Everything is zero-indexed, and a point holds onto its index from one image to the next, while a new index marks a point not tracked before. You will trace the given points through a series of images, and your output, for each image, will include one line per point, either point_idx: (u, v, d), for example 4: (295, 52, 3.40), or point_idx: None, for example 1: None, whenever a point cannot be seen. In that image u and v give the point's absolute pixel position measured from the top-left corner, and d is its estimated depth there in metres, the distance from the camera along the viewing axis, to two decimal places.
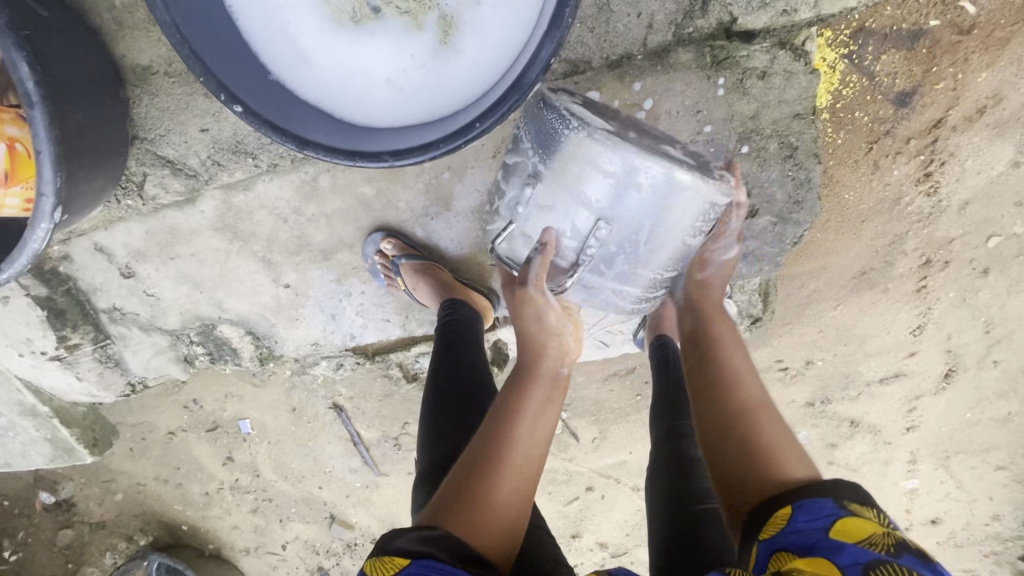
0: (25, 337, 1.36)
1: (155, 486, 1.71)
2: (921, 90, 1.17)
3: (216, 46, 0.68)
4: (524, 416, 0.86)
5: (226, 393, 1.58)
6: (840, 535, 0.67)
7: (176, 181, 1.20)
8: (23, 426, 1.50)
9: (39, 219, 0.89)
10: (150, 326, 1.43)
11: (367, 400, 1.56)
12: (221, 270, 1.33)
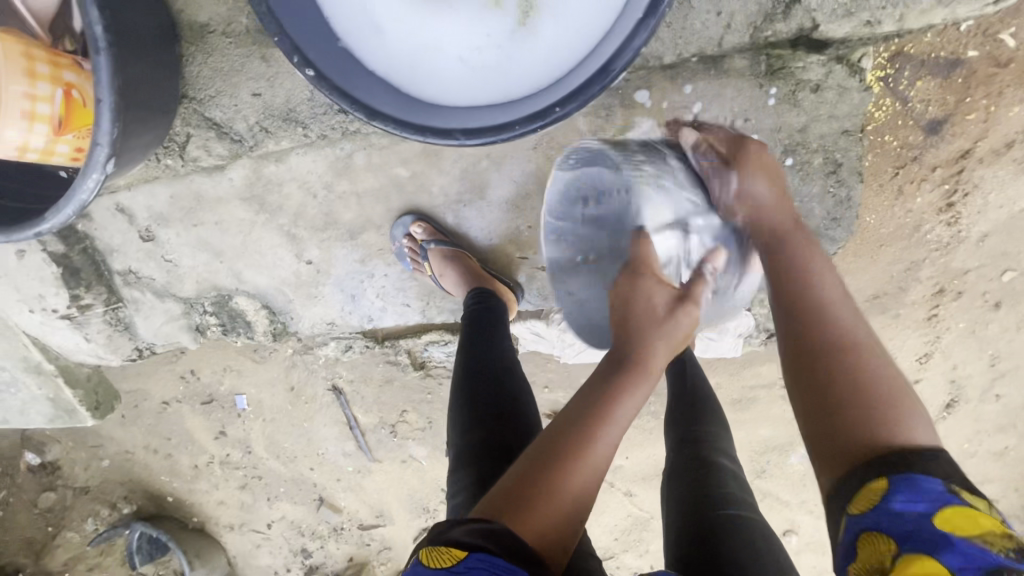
0: (37, 293, 1.33)
1: (143, 454, 1.73)
2: (952, 119, 1.16)
3: (291, 6, 0.66)
4: (616, 412, 0.81)
5: (225, 366, 1.59)
6: (944, 526, 0.61)
7: (221, 144, 1.17)
8: (26, 383, 1.47)
9: (92, 168, 0.87)
10: (164, 292, 1.41)
11: (367, 384, 1.59)
12: (244, 241, 1.31)
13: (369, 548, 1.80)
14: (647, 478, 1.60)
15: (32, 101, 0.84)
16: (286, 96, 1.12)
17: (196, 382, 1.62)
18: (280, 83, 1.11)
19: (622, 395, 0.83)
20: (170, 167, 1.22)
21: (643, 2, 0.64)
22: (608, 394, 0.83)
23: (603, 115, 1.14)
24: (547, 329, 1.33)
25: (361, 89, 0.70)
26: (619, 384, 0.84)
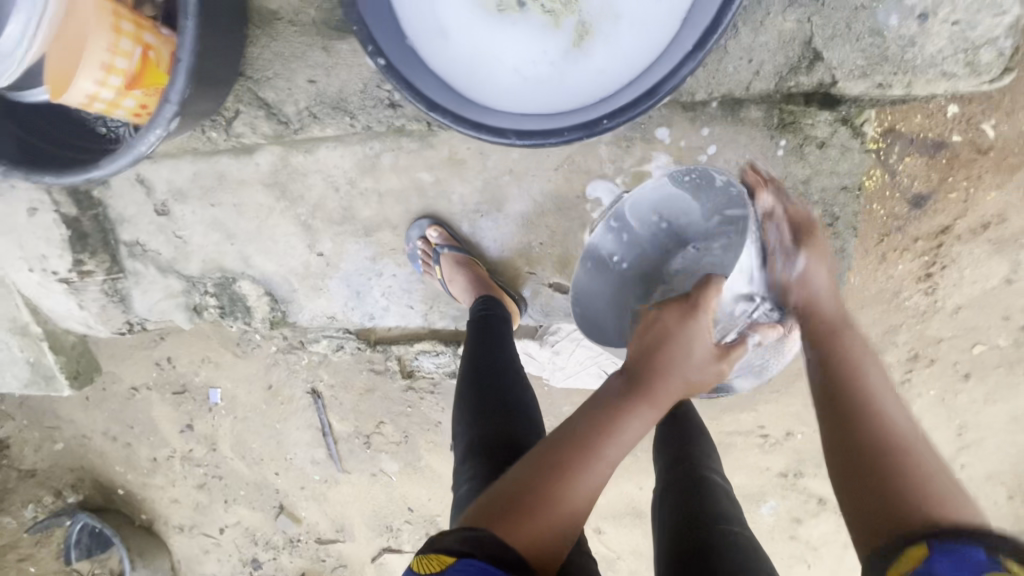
0: (41, 253, 1.32)
1: (101, 441, 1.72)
2: (935, 196, 1.25)
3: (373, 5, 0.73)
4: (616, 435, 0.84)
5: (204, 357, 1.60)
6: None
7: (267, 124, 1.20)
8: (8, 344, 1.44)
9: (156, 124, 0.89)
10: (169, 268, 1.41)
11: (347, 391, 1.59)
12: (259, 226, 1.32)
13: (324, 564, 1.77)
14: (619, 516, 1.60)
15: (109, 54, 0.87)
16: (341, 84, 1.16)
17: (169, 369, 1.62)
18: (337, 74, 1.15)
19: (623, 418, 0.85)
20: (210, 140, 1.24)
21: (693, 37, 0.71)
22: (610, 414, 0.85)
23: (622, 146, 1.19)
24: (539, 348, 1.37)
25: (422, 85, 0.77)
26: (624, 406, 0.86)
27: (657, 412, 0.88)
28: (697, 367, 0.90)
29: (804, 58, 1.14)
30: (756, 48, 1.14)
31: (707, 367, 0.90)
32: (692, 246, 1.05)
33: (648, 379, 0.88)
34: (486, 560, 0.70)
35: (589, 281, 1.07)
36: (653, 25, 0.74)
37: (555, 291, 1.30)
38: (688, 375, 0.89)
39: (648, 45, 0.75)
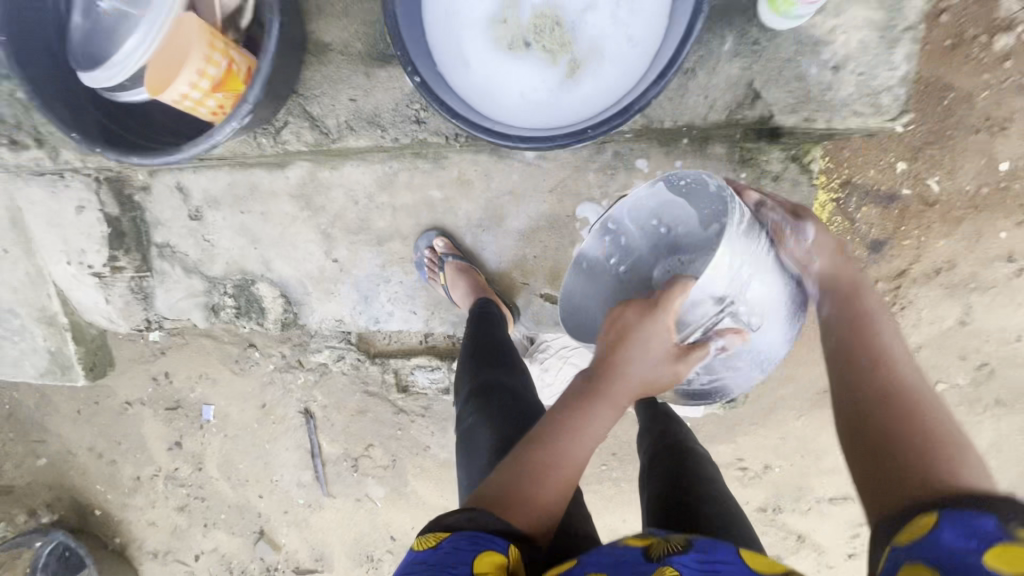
0: (81, 248, 1.46)
1: (85, 457, 1.92)
2: (890, 241, 1.65)
3: (414, 41, 0.93)
4: (576, 436, 0.89)
5: (201, 374, 1.80)
6: (994, 561, 0.58)
7: (310, 134, 1.35)
8: (32, 333, 1.54)
9: (234, 118, 0.88)
10: (193, 268, 1.53)
11: (339, 412, 1.77)
12: (282, 232, 1.47)
13: None
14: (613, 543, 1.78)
15: (196, 62, 0.84)
16: (376, 102, 1.31)
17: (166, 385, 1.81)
18: (374, 95, 1.30)
19: (580, 423, 0.89)
20: (256, 153, 1.39)
21: (661, 68, 0.87)
22: (569, 419, 0.89)
23: (609, 173, 1.33)
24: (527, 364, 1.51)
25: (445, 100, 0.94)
26: (579, 411, 0.90)
27: (619, 409, 0.92)
28: (653, 368, 0.91)
29: (748, 94, 1.21)
30: (712, 86, 1.22)
31: (664, 370, 0.91)
32: (679, 256, 1.06)
33: (607, 381, 0.91)
34: (483, 532, 0.77)
35: (582, 283, 1.09)
36: (630, 63, 0.93)
37: (545, 301, 1.44)
38: (645, 374, 0.91)
39: (627, 79, 0.93)
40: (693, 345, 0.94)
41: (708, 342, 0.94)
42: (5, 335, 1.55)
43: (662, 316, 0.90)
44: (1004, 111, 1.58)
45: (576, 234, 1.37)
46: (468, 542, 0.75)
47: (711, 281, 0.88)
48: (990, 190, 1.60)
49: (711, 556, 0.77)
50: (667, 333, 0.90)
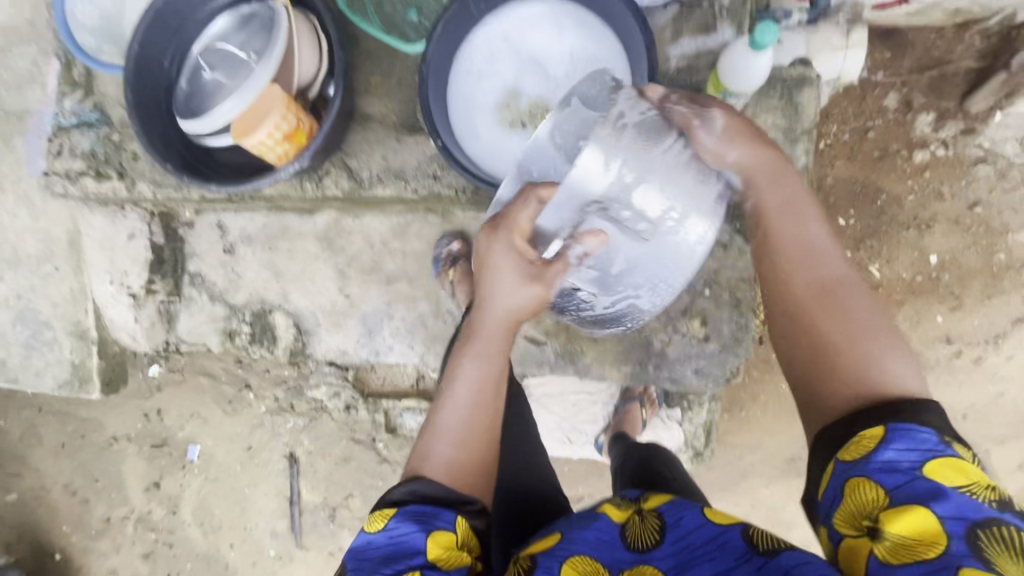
0: (125, 270, 1.65)
1: (54, 493, 2.24)
2: None
3: (439, 118, 1.19)
4: (475, 384, 1.01)
5: (191, 412, 2.14)
6: (935, 477, 0.72)
7: (344, 182, 1.56)
8: (62, 345, 1.69)
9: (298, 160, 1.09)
10: (218, 296, 1.72)
11: (322, 458, 2.10)
12: (303, 270, 1.68)
13: None
14: None
15: (280, 120, 1.06)
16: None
17: (155, 423, 2.17)
18: (401, 154, 1.51)
19: (475, 371, 1.02)
20: (298, 201, 1.64)
21: None
22: (464, 373, 1.02)
23: None
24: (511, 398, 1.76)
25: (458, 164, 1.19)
26: (471, 361, 1.03)
27: (498, 341, 1.03)
28: (519, 295, 0.99)
29: None
30: None
31: (527, 289, 0.99)
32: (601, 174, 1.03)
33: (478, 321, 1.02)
34: (440, 507, 0.89)
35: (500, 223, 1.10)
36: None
37: (529, 341, 1.61)
38: (509, 299, 1.00)
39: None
40: (563, 258, 0.98)
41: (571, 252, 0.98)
42: (36, 345, 1.70)
43: (503, 246, 0.98)
44: (927, 214, 1.89)
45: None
46: (416, 520, 0.86)
47: (586, 177, 0.92)
48: (923, 280, 1.92)
49: (681, 529, 0.87)
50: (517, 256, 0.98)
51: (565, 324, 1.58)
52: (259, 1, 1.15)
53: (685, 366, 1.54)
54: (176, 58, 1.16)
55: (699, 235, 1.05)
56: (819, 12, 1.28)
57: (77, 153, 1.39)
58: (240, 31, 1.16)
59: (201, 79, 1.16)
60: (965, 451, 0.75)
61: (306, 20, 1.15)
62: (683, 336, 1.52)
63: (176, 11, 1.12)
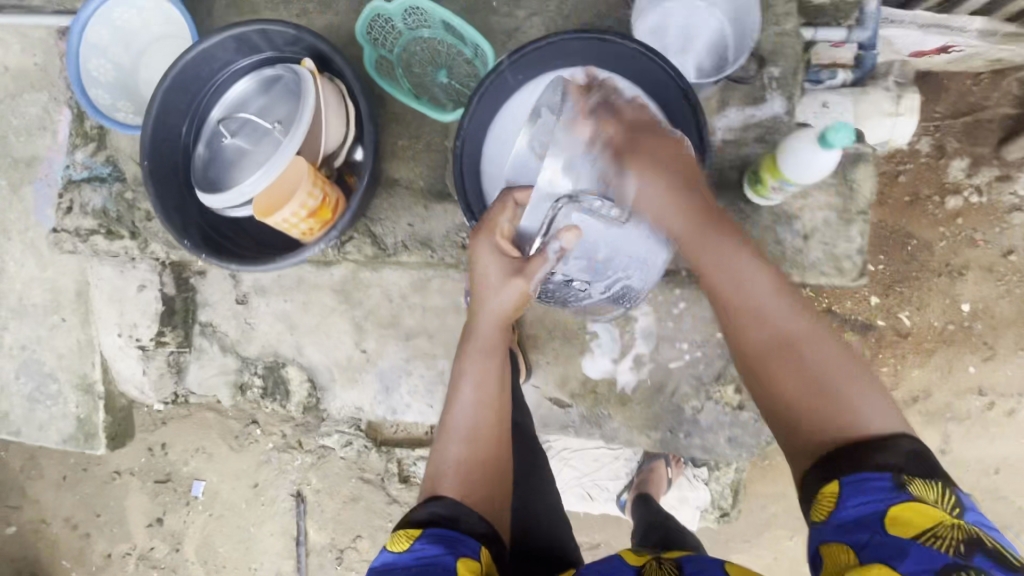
0: (133, 322, 1.58)
1: (54, 526, 2.17)
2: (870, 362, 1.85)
3: (474, 195, 1.09)
4: (478, 389, 1.03)
5: (197, 447, 2.08)
6: (894, 528, 0.66)
7: (369, 246, 1.58)
8: (67, 398, 1.63)
9: (325, 240, 1.04)
10: (230, 347, 1.65)
11: (331, 496, 2.04)
12: (318, 322, 1.62)
13: None
14: None
15: (307, 197, 1.00)
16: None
17: (160, 457, 2.10)
18: (428, 223, 1.52)
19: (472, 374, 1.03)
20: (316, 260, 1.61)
21: None
22: (466, 377, 1.04)
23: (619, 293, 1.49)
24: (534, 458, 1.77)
25: None
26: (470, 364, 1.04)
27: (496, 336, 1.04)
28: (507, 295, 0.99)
29: None
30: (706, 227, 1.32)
31: (512, 287, 0.98)
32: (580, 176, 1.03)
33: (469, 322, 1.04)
34: (461, 534, 0.86)
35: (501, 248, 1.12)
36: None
37: (554, 404, 1.54)
38: (495, 299, 1.01)
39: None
40: (544, 254, 0.95)
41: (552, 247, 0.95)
42: (40, 398, 1.63)
43: (483, 244, 0.99)
44: (960, 261, 1.81)
45: (587, 344, 1.51)
46: (443, 543, 0.83)
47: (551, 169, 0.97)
48: (955, 328, 1.82)
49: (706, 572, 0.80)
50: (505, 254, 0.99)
51: (592, 387, 1.52)
52: (284, 64, 1.07)
53: (717, 434, 1.48)
54: (196, 122, 1.10)
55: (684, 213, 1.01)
56: (863, 73, 1.24)
57: None
58: (262, 94, 1.09)
59: (220, 143, 1.08)
60: (925, 489, 0.68)
61: (332, 84, 1.08)
62: (716, 403, 1.47)
63: (195, 74, 1.06)
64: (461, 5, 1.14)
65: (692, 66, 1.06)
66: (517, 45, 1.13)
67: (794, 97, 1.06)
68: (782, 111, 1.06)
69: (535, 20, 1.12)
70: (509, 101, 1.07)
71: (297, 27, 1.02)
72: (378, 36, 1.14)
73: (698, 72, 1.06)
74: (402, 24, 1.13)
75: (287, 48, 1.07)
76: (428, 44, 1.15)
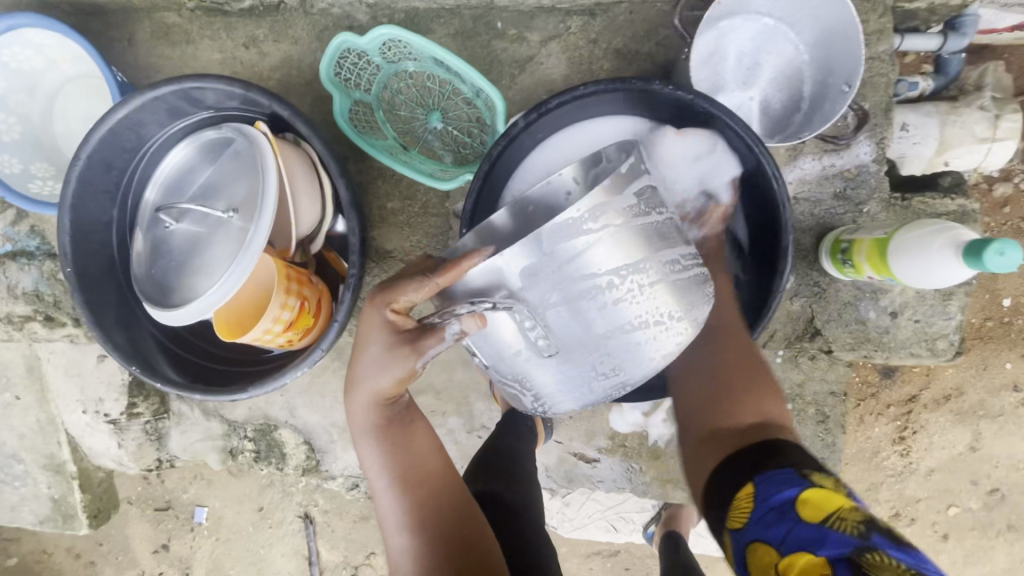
0: (99, 396, 1.34)
1: (62, 557, 1.81)
2: (901, 367, 1.31)
3: None
4: (393, 470, 0.75)
5: (196, 474, 1.71)
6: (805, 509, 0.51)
7: None
8: (37, 479, 1.45)
9: (305, 360, 0.82)
10: (213, 411, 1.38)
11: (341, 518, 1.67)
12: (310, 381, 1.34)
13: None
14: None
15: (281, 309, 0.79)
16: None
17: (157, 484, 1.73)
18: None
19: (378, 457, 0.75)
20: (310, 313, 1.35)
21: None
22: (369, 465, 0.77)
23: None
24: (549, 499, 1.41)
25: None
26: (371, 447, 0.76)
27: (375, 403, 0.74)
28: (388, 371, 0.71)
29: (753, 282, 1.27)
30: None
31: (397, 366, 0.71)
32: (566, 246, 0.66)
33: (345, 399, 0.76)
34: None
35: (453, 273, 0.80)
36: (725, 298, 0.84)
37: (579, 460, 1.32)
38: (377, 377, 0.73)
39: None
40: (440, 333, 0.67)
41: (444, 329, 0.67)
42: (5, 479, 1.45)
43: (378, 308, 0.71)
44: None
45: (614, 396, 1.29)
46: None
47: (526, 242, 0.57)
48: (992, 324, 1.29)
49: None
50: (387, 326, 0.71)
51: (620, 441, 1.30)
52: (232, 126, 0.82)
53: None
54: (130, 205, 0.89)
55: (667, 356, 0.64)
56: (946, 81, 1.04)
57: (19, 293, 1.11)
58: (207, 165, 0.86)
59: (163, 229, 0.85)
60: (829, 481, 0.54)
61: (297, 149, 0.84)
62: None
63: (118, 147, 0.83)
64: (455, 29, 0.90)
65: (757, 106, 0.84)
66: (531, 80, 0.89)
67: (886, 141, 0.84)
68: (870, 159, 0.84)
69: (553, 45, 0.88)
70: (523, 164, 0.83)
71: (242, 83, 0.78)
72: (350, 78, 0.89)
73: (765, 115, 0.84)
74: (379, 59, 0.89)
75: (227, 104, 0.84)
76: (414, 80, 0.92)
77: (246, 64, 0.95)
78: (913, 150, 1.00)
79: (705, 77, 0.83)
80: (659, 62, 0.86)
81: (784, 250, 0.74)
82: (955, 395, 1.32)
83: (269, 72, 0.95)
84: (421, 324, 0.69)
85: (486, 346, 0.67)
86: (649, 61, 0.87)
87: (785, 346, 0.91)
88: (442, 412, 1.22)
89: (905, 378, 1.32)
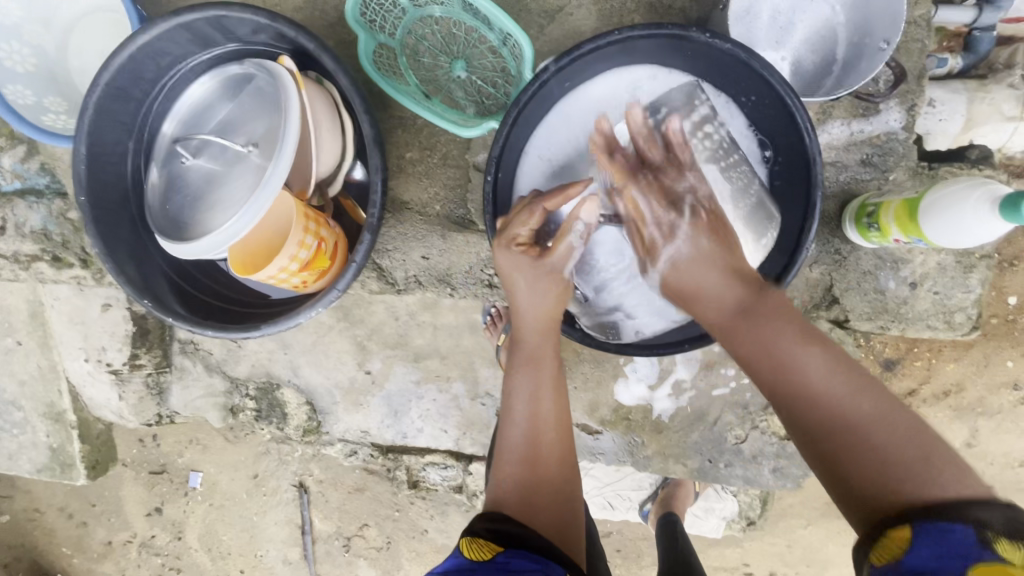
0: (102, 344, 1.26)
1: (53, 517, 1.74)
2: (904, 360, 1.21)
3: None
4: (536, 405, 0.76)
5: (191, 439, 1.63)
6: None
7: None
8: (36, 428, 1.44)
9: (320, 303, 0.82)
10: (216, 367, 1.25)
11: (335, 488, 1.58)
12: (315, 339, 1.17)
13: None
14: None
15: (297, 248, 0.78)
16: (451, 262, 1.04)
17: (152, 448, 1.66)
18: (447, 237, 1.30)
19: (526, 390, 0.76)
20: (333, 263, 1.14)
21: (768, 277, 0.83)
22: (511, 390, 0.77)
23: None
24: None
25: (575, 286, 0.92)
26: (521, 377, 0.77)
27: (543, 331, 0.78)
28: (547, 293, 0.77)
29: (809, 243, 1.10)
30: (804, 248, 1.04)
31: (552, 287, 0.77)
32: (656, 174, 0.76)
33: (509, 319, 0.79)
34: (552, 560, 0.65)
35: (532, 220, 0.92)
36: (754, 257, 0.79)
37: (582, 432, 1.18)
38: (534, 307, 0.77)
39: None
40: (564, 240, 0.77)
41: (572, 230, 0.77)
42: (5, 426, 1.44)
43: (505, 238, 0.76)
44: None
45: (619, 363, 1.15)
46: (532, 558, 0.64)
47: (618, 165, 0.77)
48: (996, 322, 1.21)
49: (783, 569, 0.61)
50: (525, 258, 0.76)
51: (624, 413, 1.16)
52: (253, 61, 0.81)
53: (761, 464, 1.13)
54: (145, 138, 0.88)
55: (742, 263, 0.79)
56: (975, 61, 1.02)
57: (26, 232, 1.17)
58: (227, 99, 0.84)
59: (179, 163, 0.83)
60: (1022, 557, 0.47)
61: (321, 87, 0.83)
62: (763, 433, 1.12)
63: (137, 76, 0.82)
64: None
65: (788, 66, 0.83)
66: (560, 30, 0.88)
67: (916, 109, 0.83)
68: (899, 126, 0.84)
69: None
70: (549, 114, 0.82)
71: (268, 13, 0.76)
72: (375, 20, 0.89)
73: (796, 77, 0.83)
74: (405, 1, 0.88)
75: (255, 37, 0.83)
76: (440, 26, 0.90)
77: (269, 3, 0.95)
78: (940, 126, 0.98)
79: (739, 36, 0.82)
80: (691, 17, 0.86)
81: (813, 205, 0.73)
82: (955, 391, 1.25)
83: (293, 11, 0.94)
84: (547, 248, 0.77)
85: (591, 269, 0.84)
86: (682, 16, 0.86)
87: (802, 313, 0.90)
88: (446, 376, 1.14)
89: (906, 372, 1.22)
